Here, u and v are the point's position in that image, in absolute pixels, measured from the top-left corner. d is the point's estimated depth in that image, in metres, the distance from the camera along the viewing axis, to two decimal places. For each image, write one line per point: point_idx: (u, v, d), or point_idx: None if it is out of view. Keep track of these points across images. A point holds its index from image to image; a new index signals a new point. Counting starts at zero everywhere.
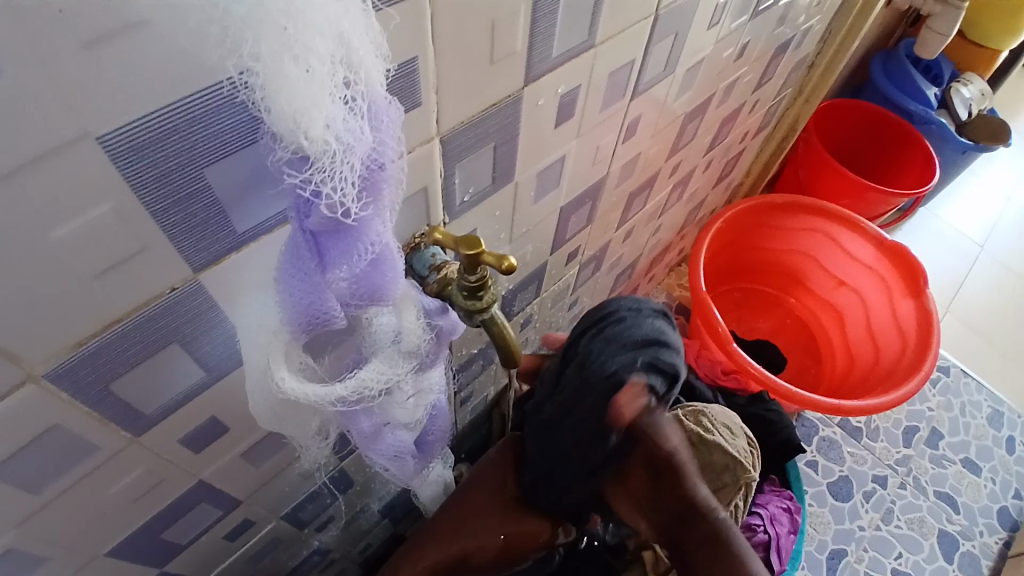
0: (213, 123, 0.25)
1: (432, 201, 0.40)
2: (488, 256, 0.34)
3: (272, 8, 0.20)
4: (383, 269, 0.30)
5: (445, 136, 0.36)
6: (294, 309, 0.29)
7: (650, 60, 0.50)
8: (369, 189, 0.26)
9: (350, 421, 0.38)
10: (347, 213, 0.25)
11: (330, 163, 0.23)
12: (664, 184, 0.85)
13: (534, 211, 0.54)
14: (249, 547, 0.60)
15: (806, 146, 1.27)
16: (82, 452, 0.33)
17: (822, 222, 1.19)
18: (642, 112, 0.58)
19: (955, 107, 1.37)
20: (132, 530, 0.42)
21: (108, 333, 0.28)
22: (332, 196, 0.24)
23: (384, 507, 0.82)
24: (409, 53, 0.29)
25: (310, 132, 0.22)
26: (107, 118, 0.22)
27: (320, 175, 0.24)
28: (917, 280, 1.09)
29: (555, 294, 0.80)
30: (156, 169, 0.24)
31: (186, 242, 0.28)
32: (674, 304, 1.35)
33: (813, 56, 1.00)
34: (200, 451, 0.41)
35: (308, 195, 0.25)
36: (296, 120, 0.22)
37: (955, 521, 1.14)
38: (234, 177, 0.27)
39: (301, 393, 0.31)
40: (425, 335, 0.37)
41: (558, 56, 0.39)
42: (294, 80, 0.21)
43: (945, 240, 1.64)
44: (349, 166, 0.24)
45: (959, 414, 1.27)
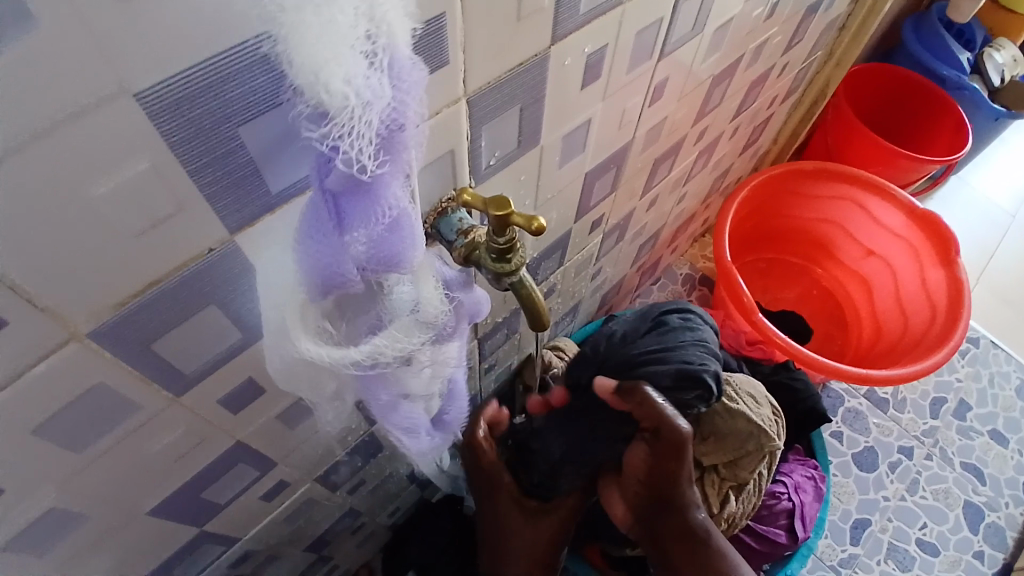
0: (246, 83, 0.25)
1: (459, 164, 0.39)
2: (517, 217, 0.34)
3: None
4: (399, 230, 0.30)
5: (472, 97, 0.35)
6: (311, 268, 0.30)
7: (678, 19, 0.49)
8: (386, 146, 0.26)
9: (367, 389, 0.40)
10: (364, 172, 0.26)
11: (348, 119, 0.24)
12: (689, 151, 0.83)
13: (558, 176, 0.53)
14: (283, 508, 0.62)
15: (836, 111, 1.24)
16: (125, 410, 0.34)
17: (850, 189, 1.16)
18: (669, 74, 0.57)
19: (988, 73, 1.32)
20: (174, 488, 0.44)
21: (149, 293, 0.29)
22: (350, 152, 0.25)
23: (412, 472, 0.84)
24: (436, 10, 0.29)
25: (330, 86, 0.22)
26: (143, 74, 0.22)
27: (338, 130, 0.24)
28: (949, 249, 1.07)
29: (578, 263, 0.80)
30: (192, 130, 0.25)
31: (222, 202, 0.28)
32: (697, 275, 1.34)
33: (846, 14, 0.96)
34: (237, 412, 0.42)
35: (327, 151, 0.25)
36: (316, 74, 0.22)
37: (980, 492, 1.13)
38: (267, 138, 0.28)
39: (319, 352, 0.33)
40: (444, 307, 0.38)
41: (584, 14, 0.38)
42: (313, 32, 0.21)
43: (979, 208, 1.59)
44: (368, 123, 0.24)
45: (988, 385, 1.24)
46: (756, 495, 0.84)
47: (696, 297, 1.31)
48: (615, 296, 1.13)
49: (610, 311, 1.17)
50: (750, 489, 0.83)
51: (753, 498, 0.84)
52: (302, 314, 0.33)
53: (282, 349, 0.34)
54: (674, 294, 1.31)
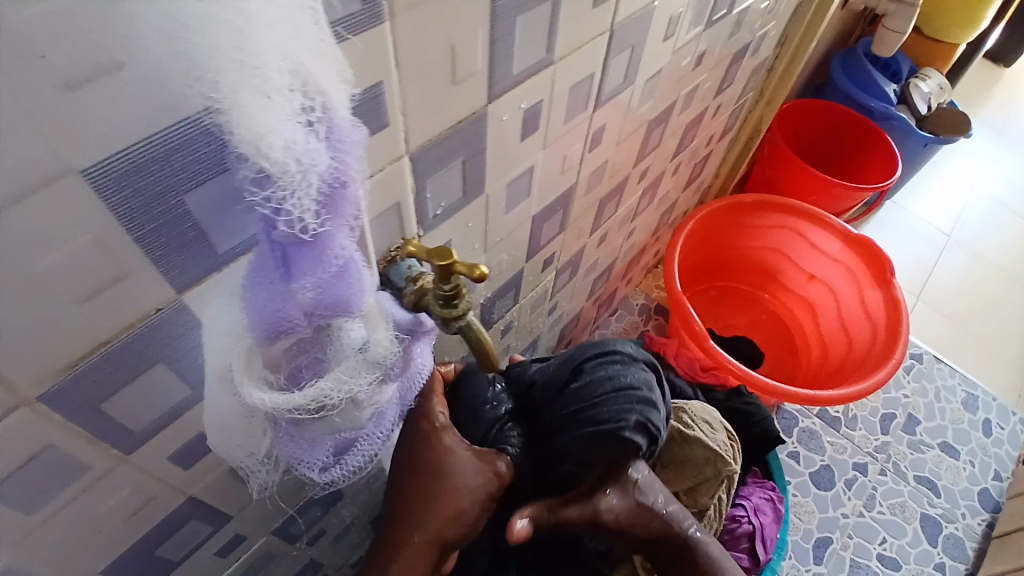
0: (190, 154, 0.26)
1: (405, 215, 0.41)
2: (459, 266, 0.36)
3: (230, 43, 0.21)
4: (348, 281, 0.32)
5: (413, 154, 0.37)
6: (257, 318, 0.31)
7: (609, 72, 0.53)
8: (328, 205, 0.28)
9: (305, 432, 0.38)
10: (308, 226, 0.27)
11: (290, 181, 0.25)
12: (634, 189, 0.87)
13: (506, 220, 0.56)
14: (240, 564, 0.60)
15: (771, 145, 1.32)
16: (74, 472, 0.34)
17: (790, 219, 1.23)
18: (606, 120, 0.60)
19: (914, 101, 1.42)
20: (125, 550, 0.43)
21: (96, 355, 0.30)
22: (294, 211, 0.26)
23: (375, 518, 0.83)
24: (374, 78, 0.31)
25: (271, 154, 0.24)
26: (92, 152, 0.23)
27: (282, 192, 0.26)
28: (884, 271, 1.13)
29: (533, 300, 0.82)
30: (137, 200, 0.26)
31: (168, 264, 0.29)
32: (653, 305, 1.38)
33: (773, 59, 1.04)
34: (188, 467, 0.42)
35: (272, 210, 0.27)
36: (255, 145, 0.23)
37: (936, 505, 1.17)
38: (211, 203, 0.29)
39: (268, 401, 0.33)
40: (392, 345, 0.38)
41: (517, 74, 0.41)
42: (254, 108, 0.22)
43: (912, 231, 1.69)
44: (310, 184, 0.26)
45: (934, 399, 1.31)
46: (717, 520, 0.86)
47: (652, 326, 1.35)
48: (573, 329, 1.15)
49: (569, 344, 1.19)
50: (711, 514, 0.85)
51: (715, 524, 0.85)
52: (247, 362, 0.32)
53: (228, 398, 0.34)
54: (631, 324, 1.35)
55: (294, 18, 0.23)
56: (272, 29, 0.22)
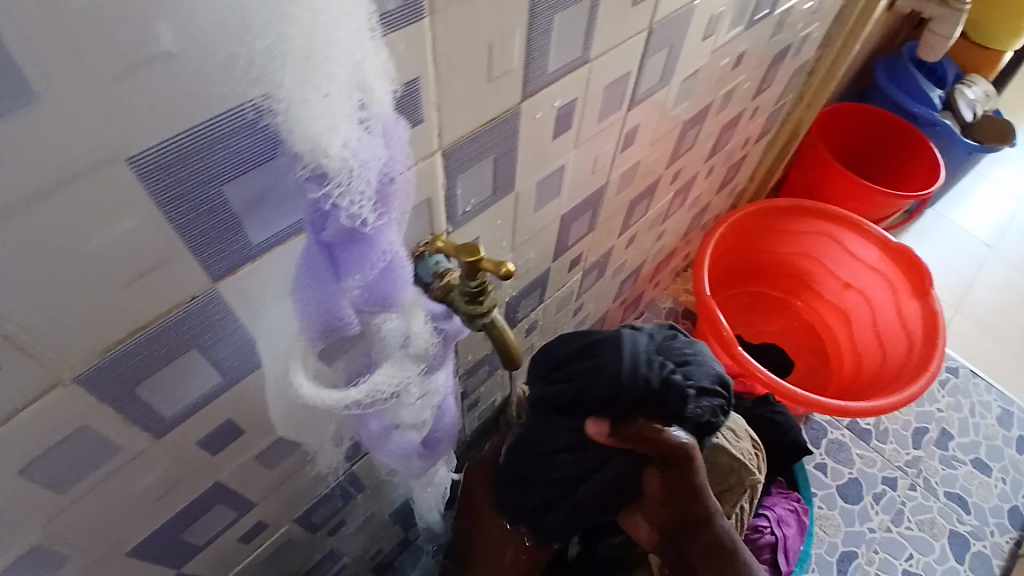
0: (232, 144, 0.27)
1: (436, 211, 0.41)
2: (487, 263, 0.36)
3: (296, 44, 0.22)
4: (394, 276, 0.32)
5: (447, 150, 0.37)
6: (310, 317, 0.31)
7: (646, 72, 0.52)
8: (381, 201, 0.28)
9: (361, 422, 0.41)
10: (361, 224, 0.27)
11: (346, 178, 0.25)
12: (665, 191, 0.86)
13: (535, 219, 0.56)
14: (263, 549, 0.61)
15: (811, 150, 1.29)
16: (108, 451, 0.35)
17: (826, 224, 1.20)
18: (640, 121, 0.60)
19: (959, 108, 1.38)
20: (153, 530, 0.44)
21: (136, 337, 0.30)
22: (351, 209, 0.26)
23: (395, 511, 0.84)
24: (412, 73, 0.31)
25: (330, 152, 0.24)
26: (135, 140, 0.24)
27: (339, 189, 0.26)
28: (923, 281, 1.10)
29: (559, 300, 0.81)
30: (180, 188, 0.26)
31: (207, 251, 0.30)
32: (680, 309, 1.36)
33: (814, 60, 1.01)
34: (218, 452, 0.43)
35: (327, 209, 0.27)
36: (316, 142, 0.24)
37: (966, 522, 1.14)
38: (250, 196, 0.29)
39: (316, 400, 0.34)
40: (433, 338, 0.39)
41: (553, 72, 0.41)
42: (314, 106, 0.23)
43: (953, 241, 1.64)
44: (366, 181, 0.26)
45: (968, 415, 1.26)
46: (737, 530, 0.84)
47: (679, 330, 1.33)
48: (598, 330, 1.15)
49: None
50: (732, 524, 0.83)
51: (735, 534, 0.83)
52: (304, 357, 0.34)
53: (282, 390, 0.35)
54: None
55: (355, 14, 0.23)
56: (336, 25, 0.22)
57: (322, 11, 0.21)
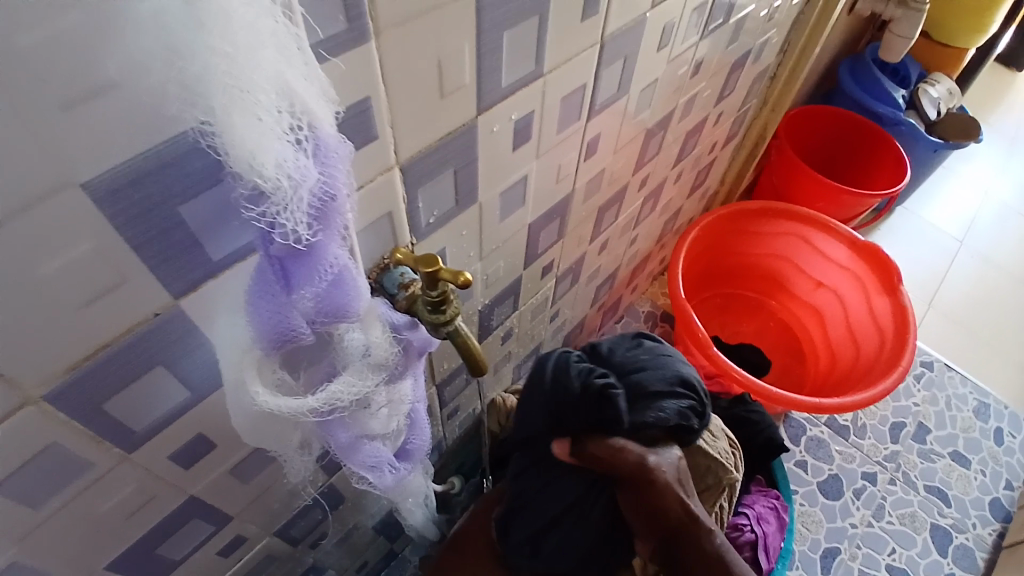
0: (183, 166, 0.28)
1: (398, 224, 0.43)
2: (445, 273, 0.36)
3: (222, 70, 0.22)
4: (343, 287, 0.33)
5: (404, 164, 0.39)
6: (261, 326, 0.32)
7: (601, 84, 0.54)
8: (319, 218, 0.28)
9: (328, 433, 0.42)
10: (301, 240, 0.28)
11: (282, 198, 0.26)
12: (634, 197, 0.88)
13: (501, 228, 0.57)
14: (242, 564, 0.62)
15: (778, 152, 1.32)
16: (77, 468, 0.36)
17: (797, 226, 1.23)
18: (601, 130, 0.62)
19: (923, 107, 1.42)
20: (127, 546, 0.45)
21: (98, 357, 0.31)
22: (289, 225, 0.27)
23: (378, 522, 0.85)
24: (361, 93, 0.32)
25: (263, 171, 0.24)
26: (90, 168, 0.25)
27: (276, 207, 0.26)
28: (891, 277, 1.12)
29: (534, 306, 0.83)
30: (135, 210, 0.28)
31: (168, 271, 0.31)
32: (659, 313, 1.38)
33: (775, 66, 1.04)
34: (189, 467, 0.44)
35: (267, 225, 0.27)
36: (250, 164, 0.24)
37: (947, 515, 1.16)
38: (207, 212, 0.30)
39: (264, 400, 0.34)
40: (393, 347, 0.40)
41: (507, 87, 0.42)
42: (246, 129, 0.23)
43: (925, 237, 1.68)
44: (300, 199, 0.26)
45: (944, 408, 1.29)
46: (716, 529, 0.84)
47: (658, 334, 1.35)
48: (577, 336, 1.16)
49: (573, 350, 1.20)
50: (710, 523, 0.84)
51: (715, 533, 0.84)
52: (260, 368, 0.34)
53: (242, 403, 0.36)
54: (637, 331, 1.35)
55: (280, 40, 0.23)
56: (260, 53, 0.22)
57: (244, 41, 0.22)
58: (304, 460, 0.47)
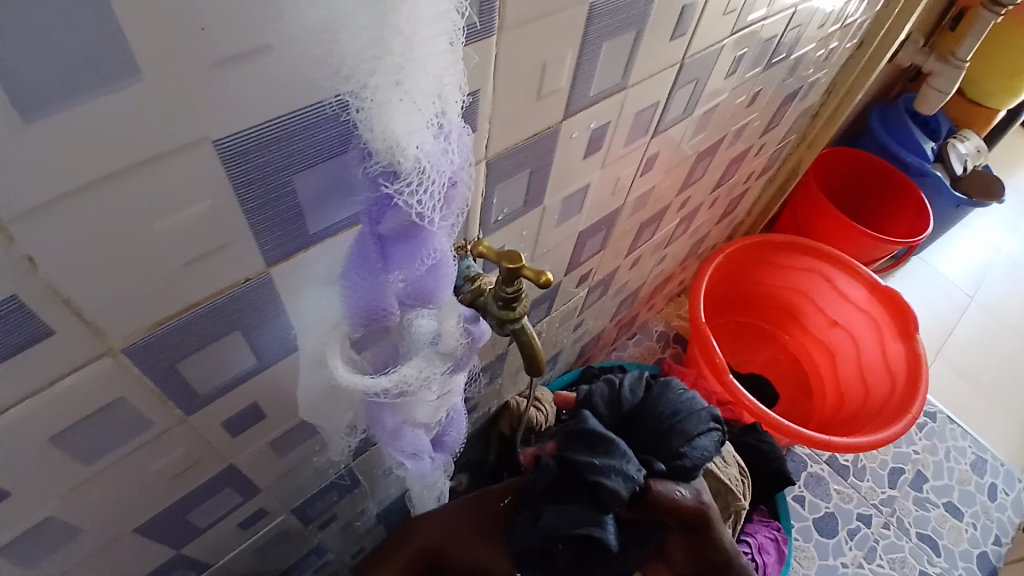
0: (312, 136, 0.29)
1: (471, 218, 0.43)
2: (527, 270, 0.37)
3: (392, 50, 0.23)
4: (438, 275, 0.33)
5: (490, 159, 0.39)
6: (353, 302, 0.32)
7: (672, 103, 0.55)
8: (441, 202, 0.29)
9: (377, 416, 0.41)
10: (422, 221, 0.29)
11: (415, 179, 0.26)
12: (671, 218, 0.89)
13: (556, 232, 0.58)
14: (257, 540, 0.62)
15: (806, 189, 1.33)
16: (140, 425, 0.36)
17: (819, 263, 1.24)
18: (659, 149, 0.62)
19: (951, 161, 1.43)
20: (163, 509, 0.45)
21: (184, 315, 0.32)
22: (414, 205, 0.27)
23: (381, 512, 0.85)
24: (473, 86, 0.33)
25: (404, 152, 0.25)
26: (224, 127, 0.25)
27: (406, 186, 0.27)
28: (908, 324, 1.13)
29: (563, 314, 0.83)
30: (256, 173, 0.28)
31: (266, 237, 0.31)
32: (672, 334, 1.38)
33: (819, 105, 1.06)
34: (235, 436, 0.44)
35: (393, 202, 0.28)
36: (393, 143, 0.25)
37: (935, 564, 1.16)
38: (319, 184, 0.31)
39: (343, 378, 0.34)
40: (462, 339, 0.40)
41: (593, 95, 0.43)
42: (399, 108, 0.24)
43: (938, 289, 1.69)
44: (432, 183, 0.27)
45: (944, 458, 1.30)
46: None
47: (670, 354, 1.35)
48: (593, 348, 1.17)
49: (587, 362, 1.20)
50: None
51: None
52: (340, 344, 0.35)
53: (316, 377, 0.37)
54: (649, 350, 1.35)
55: (446, 33, 0.24)
56: (431, 41, 0.23)
57: (419, 26, 0.23)
58: (344, 440, 0.46)
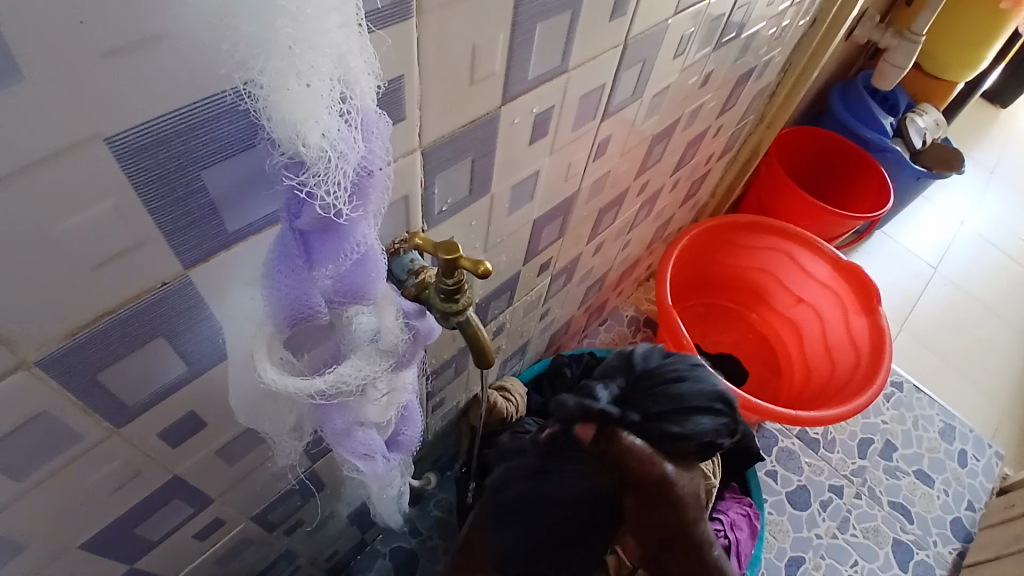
0: (216, 129, 0.27)
1: (412, 210, 0.42)
2: (465, 260, 0.36)
3: (283, 32, 0.21)
4: (367, 268, 0.32)
5: (425, 148, 0.38)
6: (277, 302, 0.31)
7: (619, 85, 0.54)
8: (358, 192, 0.28)
9: (324, 417, 0.40)
10: (338, 213, 0.27)
11: (323, 168, 0.25)
12: (632, 202, 0.89)
13: (508, 221, 0.57)
14: (217, 548, 0.60)
15: (768, 168, 1.34)
16: (67, 440, 0.34)
17: (782, 242, 1.25)
18: (611, 132, 0.61)
19: (909, 135, 1.45)
20: (107, 524, 0.43)
21: (101, 323, 0.30)
22: (327, 197, 0.26)
23: (353, 512, 0.84)
24: (396, 71, 0.31)
25: (308, 140, 0.24)
26: (120, 123, 0.24)
27: (315, 177, 0.25)
28: (870, 297, 1.15)
29: (526, 303, 0.82)
30: (159, 170, 0.26)
31: (178, 237, 0.30)
32: (642, 318, 1.39)
33: (776, 83, 1.06)
34: (177, 445, 0.42)
35: (305, 194, 0.26)
36: (295, 132, 0.24)
37: (908, 531, 1.19)
38: (231, 179, 0.29)
39: (270, 379, 0.32)
40: (403, 334, 0.38)
41: (532, 79, 0.42)
42: (298, 95, 0.23)
43: (900, 262, 1.72)
44: (344, 172, 0.26)
45: (911, 427, 1.33)
46: None
47: (640, 338, 1.36)
48: (562, 336, 1.16)
49: (557, 350, 1.20)
50: None
51: None
52: (270, 345, 0.33)
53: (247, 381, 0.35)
54: (620, 335, 1.36)
55: (342, 12, 0.23)
56: (324, 20, 0.22)
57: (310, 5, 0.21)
58: (294, 444, 0.44)
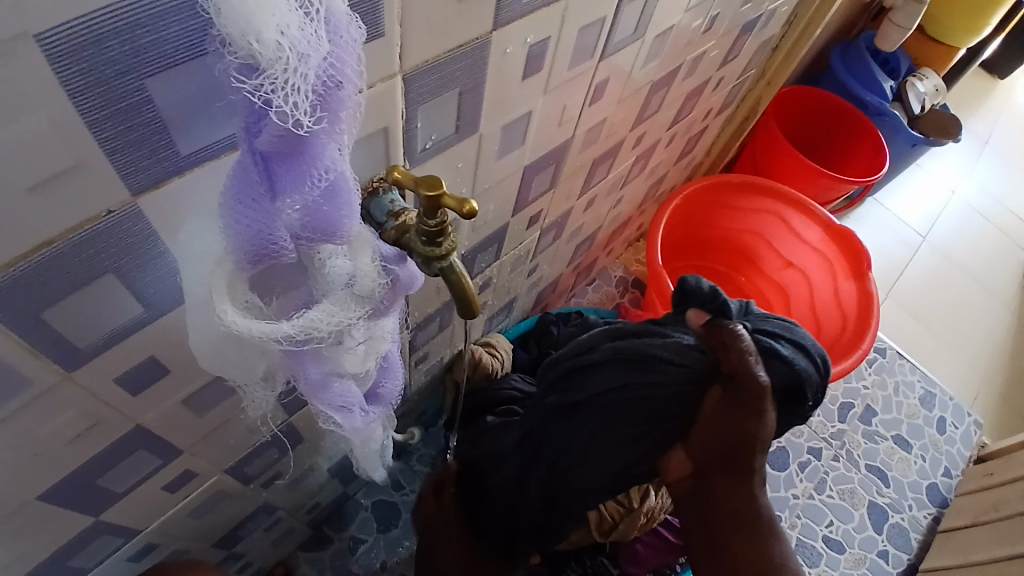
0: (161, 28, 0.23)
1: (392, 145, 0.39)
2: (448, 199, 0.32)
3: None
4: (338, 200, 0.28)
5: (407, 74, 0.34)
6: (239, 236, 0.28)
7: (620, 21, 0.50)
8: (323, 105, 0.24)
9: (297, 367, 0.37)
10: (301, 129, 0.24)
11: (281, 72, 0.22)
12: (626, 155, 0.85)
13: (497, 166, 0.53)
14: (191, 501, 0.58)
15: (764, 128, 1.30)
16: (12, 386, 0.31)
17: (775, 203, 1.23)
18: (609, 76, 0.58)
19: (908, 101, 1.42)
20: (66, 476, 0.40)
21: (40, 254, 0.27)
22: (287, 108, 0.23)
23: (333, 467, 0.82)
24: None
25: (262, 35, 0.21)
26: (48, 17, 0.20)
27: (272, 83, 0.22)
28: (860, 262, 1.14)
29: (514, 258, 0.80)
30: (95, 75, 0.23)
31: (124, 158, 0.26)
32: (631, 279, 1.37)
33: (778, 37, 1.02)
34: (138, 393, 0.39)
35: (263, 104, 0.23)
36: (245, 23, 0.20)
37: (884, 494, 1.21)
38: (181, 93, 0.26)
39: (231, 323, 0.30)
40: (381, 278, 0.35)
41: (527, 3, 0.38)
42: None
43: (891, 229, 1.71)
44: (304, 77, 0.22)
45: (892, 393, 1.34)
46: None
47: (628, 299, 1.34)
48: (550, 294, 1.14)
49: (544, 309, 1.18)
50: None
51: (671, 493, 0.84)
52: (232, 286, 0.30)
53: (207, 321, 0.32)
54: (607, 295, 1.34)
55: None
56: None
57: None
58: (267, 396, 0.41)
